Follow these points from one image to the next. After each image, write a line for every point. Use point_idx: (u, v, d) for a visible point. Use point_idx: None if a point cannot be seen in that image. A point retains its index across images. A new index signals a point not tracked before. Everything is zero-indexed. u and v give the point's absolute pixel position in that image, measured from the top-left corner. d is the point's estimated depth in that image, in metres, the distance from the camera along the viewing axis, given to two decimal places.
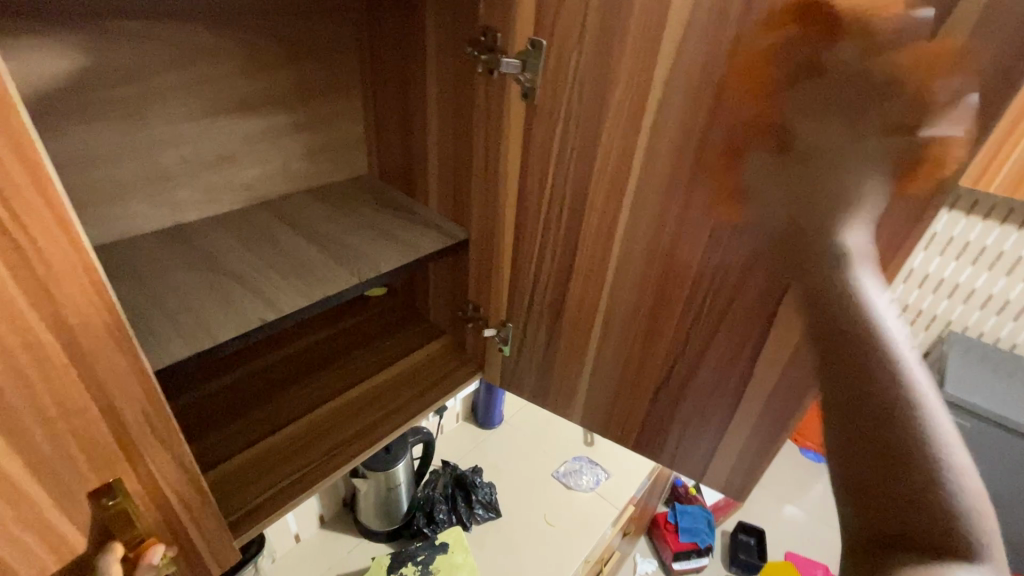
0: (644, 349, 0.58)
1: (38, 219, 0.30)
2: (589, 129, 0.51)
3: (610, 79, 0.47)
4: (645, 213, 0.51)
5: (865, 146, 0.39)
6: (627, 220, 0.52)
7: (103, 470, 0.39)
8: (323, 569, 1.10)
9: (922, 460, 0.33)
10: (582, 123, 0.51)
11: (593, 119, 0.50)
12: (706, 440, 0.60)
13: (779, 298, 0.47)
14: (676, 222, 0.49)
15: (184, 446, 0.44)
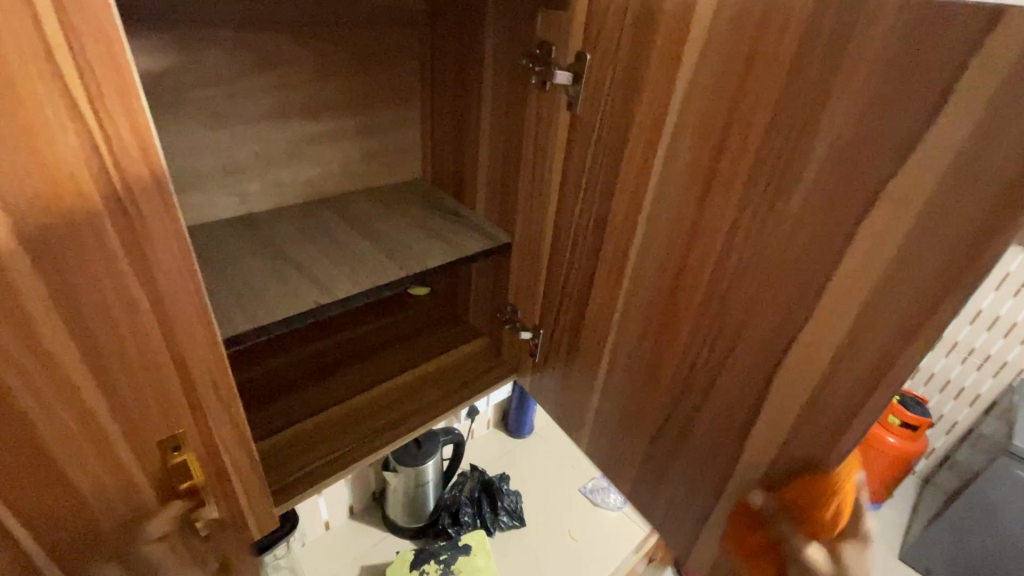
0: (646, 378, 0.55)
1: (142, 191, 0.34)
2: (613, 138, 0.51)
3: (634, 88, 0.47)
4: (657, 235, 0.49)
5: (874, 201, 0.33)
6: (641, 239, 0.51)
7: (171, 421, 0.43)
8: (350, 558, 1.13)
9: None
10: (608, 133, 0.51)
11: (618, 128, 0.50)
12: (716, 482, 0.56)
13: (779, 357, 0.42)
14: (684, 248, 0.47)
15: (239, 410, 0.48)
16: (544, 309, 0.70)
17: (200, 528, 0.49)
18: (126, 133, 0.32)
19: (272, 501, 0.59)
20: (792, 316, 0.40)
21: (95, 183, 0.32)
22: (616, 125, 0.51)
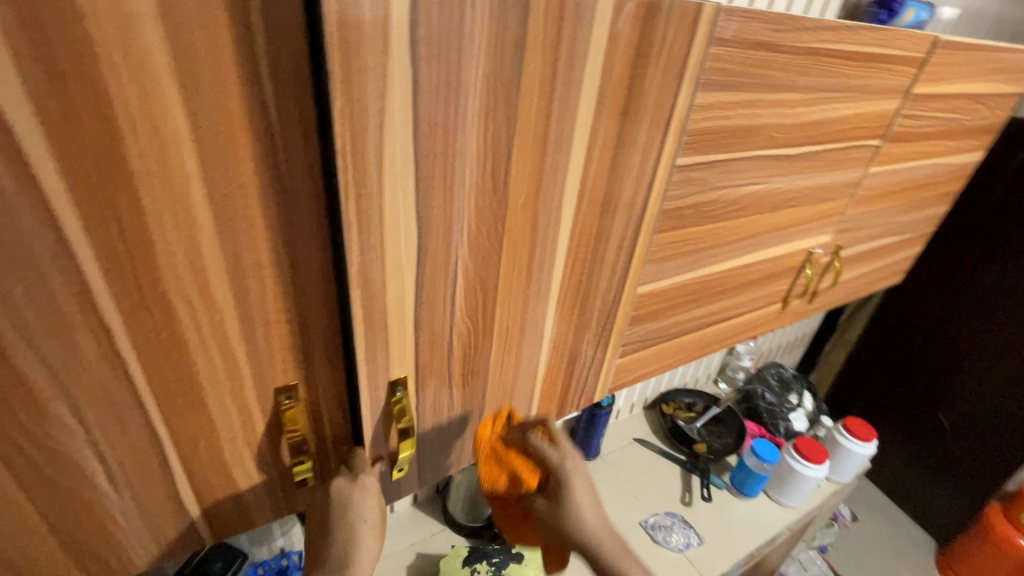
0: (594, 312, 0.69)
1: (296, 163, 0.40)
2: (636, 133, 0.56)
3: (615, 87, 0.51)
4: (605, 209, 0.59)
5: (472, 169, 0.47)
6: (623, 213, 0.61)
7: (289, 372, 0.50)
8: (408, 543, 1.18)
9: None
10: (638, 129, 0.55)
11: (627, 129, 0.55)
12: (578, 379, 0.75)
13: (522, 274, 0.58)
14: (597, 210, 0.59)
15: (343, 376, 0.54)
16: (606, 322, 0.71)
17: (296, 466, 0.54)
18: (293, 112, 0.38)
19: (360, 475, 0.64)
20: (575, 275, 0.62)
21: (264, 153, 0.38)
22: (629, 128, 0.55)
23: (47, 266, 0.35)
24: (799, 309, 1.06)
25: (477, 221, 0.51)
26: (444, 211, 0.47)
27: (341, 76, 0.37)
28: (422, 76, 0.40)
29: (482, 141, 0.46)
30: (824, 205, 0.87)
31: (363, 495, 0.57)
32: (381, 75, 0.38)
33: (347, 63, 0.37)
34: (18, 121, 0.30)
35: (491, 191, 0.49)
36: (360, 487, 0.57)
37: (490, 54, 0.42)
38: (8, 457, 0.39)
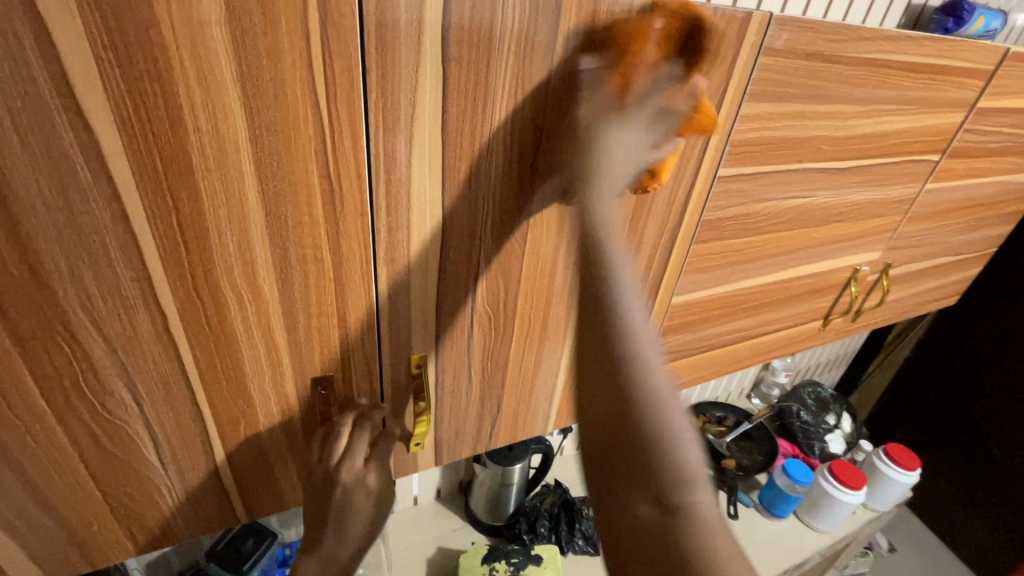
0: None
1: (343, 162, 0.41)
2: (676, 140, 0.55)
3: None
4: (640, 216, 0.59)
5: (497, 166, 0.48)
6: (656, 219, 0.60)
7: (325, 364, 0.52)
8: (429, 536, 1.20)
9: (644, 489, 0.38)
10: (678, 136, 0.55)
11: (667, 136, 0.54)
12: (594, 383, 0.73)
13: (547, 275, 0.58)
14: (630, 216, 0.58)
15: (375, 371, 0.55)
16: None
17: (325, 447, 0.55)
18: (343, 113, 0.40)
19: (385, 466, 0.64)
20: None
21: (314, 150, 0.40)
22: None
23: (114, 251, 0.37)
24: (842, 327, 1.02)
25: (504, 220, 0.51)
26: (468, 206, 0.49)
27: (377, 72, 0.39)
28: (453, 75, 0.42)
29: (509, 140, 0.47)
30: (873, 221, 0.83)
31: (366, 496, 0.56)
32: (413, 73, 0.40)
33: (381, 61, 0.39)
34: (96, 116, 0.33)
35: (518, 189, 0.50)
36: (367, 484, 0.56)
37: (520, 58, 0.43)
38: (69, 426, 0.42)
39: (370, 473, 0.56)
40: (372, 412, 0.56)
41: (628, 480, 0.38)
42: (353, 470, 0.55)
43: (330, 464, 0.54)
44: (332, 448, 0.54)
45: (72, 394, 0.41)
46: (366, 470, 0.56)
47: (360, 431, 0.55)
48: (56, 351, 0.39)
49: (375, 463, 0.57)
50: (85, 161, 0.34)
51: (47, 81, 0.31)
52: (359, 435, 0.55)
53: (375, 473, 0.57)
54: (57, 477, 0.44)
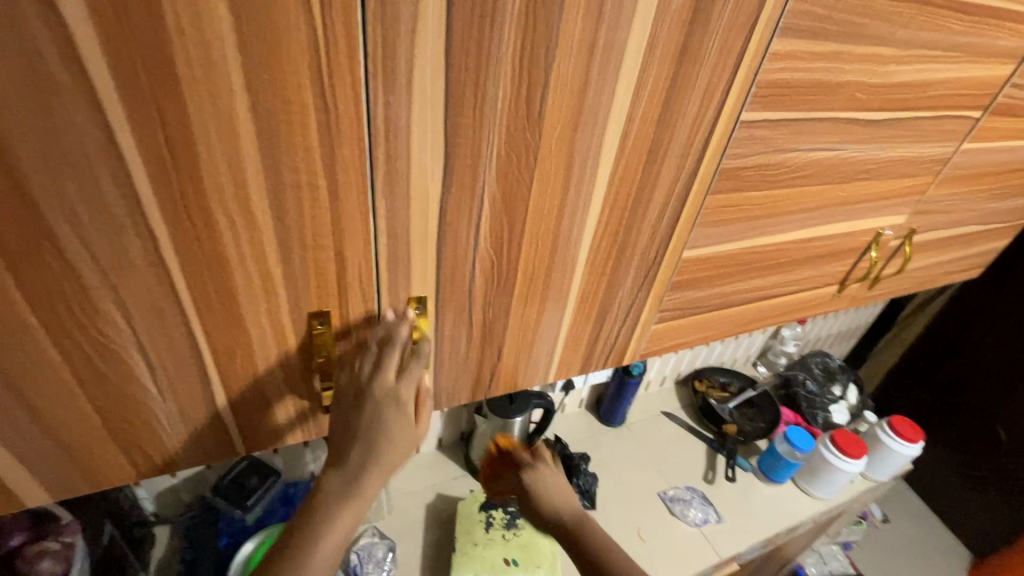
0: (631, 272, 0.67)
1: (339, 80, 0.39)
2: (697, 79, 0.51)
3: (677, 26, 0.47)
4: (652, 162, 0.56)
5: (503, 98, 0.45)
6: (669, 167, 0.57)
7: (322, 300, 0.51)
8: (429, 483, 1.22)
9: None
10: (699, 76, 0.51)
11: (686, 75, 0.51)
12: (600, 335, 0.72)
13: (553, 222, 0.56)
14: (642, 163, 0.55)
15: (374, 310, 0.54)
16: (643, 283, 0.69)
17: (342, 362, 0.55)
18: (338, 23, 0.37)
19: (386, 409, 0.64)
20: (611, 230, 0.60)
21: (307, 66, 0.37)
22: (687, 74, 0.51)
23: (98, 163, 0.36)
24: (857, 294, 0.99)
25: (509, 159, 0.49)
26: (472, 139, 0.46)
27: None
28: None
29: (518, 69, 0.44)
30: (902, 182, 0.79)
31: (396, 424, 0.54)
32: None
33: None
34: (70, 9, 0.30)
35: (527, 126, 0.48)
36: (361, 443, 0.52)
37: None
38: (63, 346, 0.42)
39: (400, 388, 0.54)
40: (401, 323, 0.54)
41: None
42: (380, 384, 0.53)
43: (360, 380, 0.54)
44: (362, 363, 0.54)
45: (63, 315, 0.40)
46: (396, 386, 0.54)
47: (391, 344, 0.53)
48: (43, 266, 0.38)
49: (410, 381, 0.55)
50: (62, 63, 0.32)
51: None
52: (392, 348, 0.53)
53: (405, 391, 0.54)
54: (53, 397, 0.44)
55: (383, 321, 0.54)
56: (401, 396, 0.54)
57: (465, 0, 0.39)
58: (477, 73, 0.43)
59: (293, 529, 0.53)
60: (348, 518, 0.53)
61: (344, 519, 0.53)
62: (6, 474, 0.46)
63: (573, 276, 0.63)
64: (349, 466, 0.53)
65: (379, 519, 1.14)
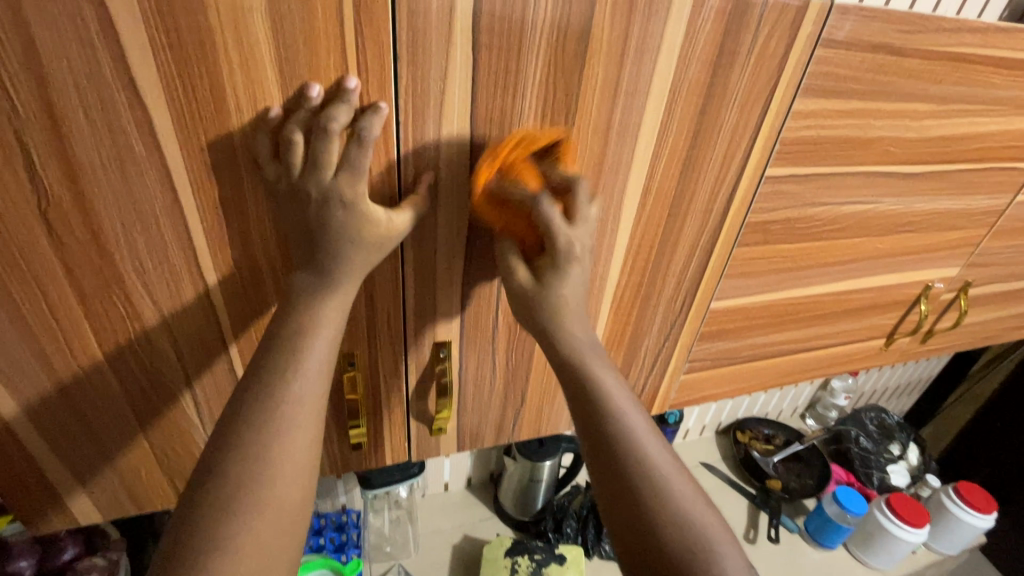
0: (657, 319, 0.66)
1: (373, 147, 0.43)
2: (719, 134, 0.53)
3: (694, 89, 0.49)
4: (675, 213, 0.57)
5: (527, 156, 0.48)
6: (692, 218, 0.58)
7: (354, 342, 0.53)
8: (456, 523, 1.22)
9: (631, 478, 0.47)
10: (721, 132, 0.52)
11: (707, 129, 0.52)
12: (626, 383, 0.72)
13: None
14: (663, 214, 0.56)
15: (402, 352, 0.56)
16: (670, 331, 0.68)
17: (355, 423, 0.57)
18: (374, 95, 0.41)
19: (409, 449, 0.66)
20: (635, 279, 0.61)
21: (345, 136, 0.41)
22: (709, 130, 0.52)
23: (162, 220, 0.41)
24: (908, 348, 0.93)
25: None
26: None
27: (409, 62, 0.40)
28: (482, 64, 0.42)
29: (539, 127, 0.47)
30: (952, 234, 0.75)
31: (348, 230, 0.42)
32: (442, 61, 0.41)
33: (412, 49, 0.40)
34: (149, 96, 0.36)
35: None
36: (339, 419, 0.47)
37: (552, 46, 0.43)
38: (121, 375, 0.47)
39: (344, 189, 0.41)
40: (367, 119, 0.40)
41: (632, 529, 0.45)
42: (320, 184, 0.41)
43: (293, 176, 0.41)
44: (289, 156, 0.40)
45: (123, 347, 0.46)
46: (340, 185, 0.41)
47: (321, 135, 0.39)
48: (110, 307, 0.43)
49: (353, 179, 0.41)
50: (139, 136, 0.37)
51: (109, 63, 0.34)
52: (324, 137, 0.39)
53: (354, 190, 0.42)
54: (110, 421, 0.49)
55: (304, 108, 0.40)
56: (346, 193, 0.42)
57: (490, 73, 0.42)
58: (502, 134, 0.46)
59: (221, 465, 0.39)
60: (286, 410, 0.41)
61: (285, 420, 0.41)
62: (63, 489, 0.51)
63: (598, 323, 0.63)
64: (276, 365, 0.42)
65: (405, 556, 1.14)
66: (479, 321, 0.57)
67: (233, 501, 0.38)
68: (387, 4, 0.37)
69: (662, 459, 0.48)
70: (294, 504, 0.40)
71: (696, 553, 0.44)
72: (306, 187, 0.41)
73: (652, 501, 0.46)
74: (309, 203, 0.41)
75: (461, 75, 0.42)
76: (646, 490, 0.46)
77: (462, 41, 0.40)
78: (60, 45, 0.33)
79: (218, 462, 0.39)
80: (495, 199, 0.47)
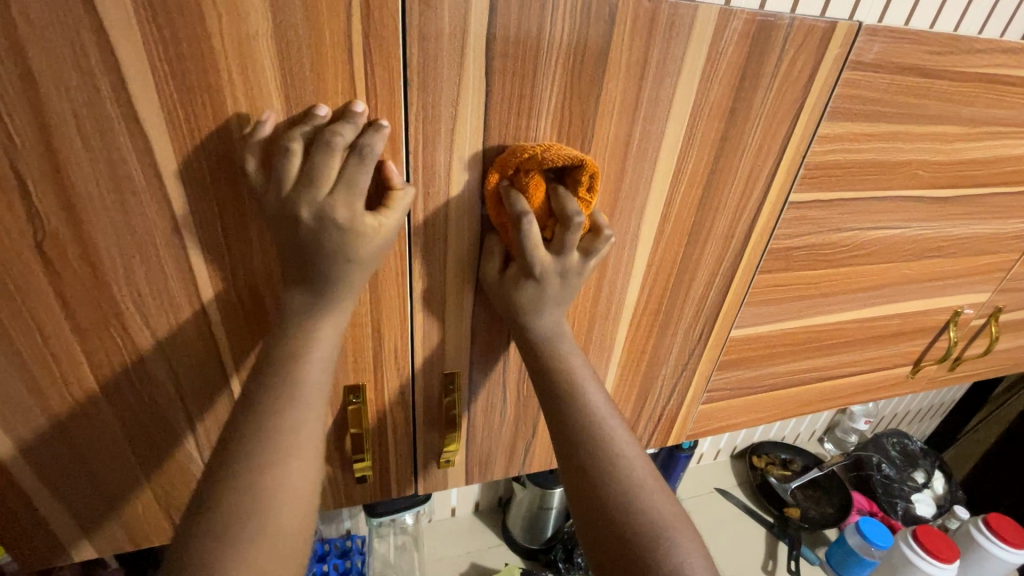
0: (674, 347, 0.64)
1: (381, 172, 0.41)
2: (741, 157, 0.50)
3: (716, 112, 0.47)
4: (694, 239, 0.55)
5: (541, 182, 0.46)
6: (711, 244, 0.56)
7: (359, 373, 0.51)
8: (463, 550, 1.18)
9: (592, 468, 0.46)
10: (743, 155, 0.50)
11: (728, 153, 0.50)
12: (642, 413, 0.69)
13: (591, 298, 0.55)
14: (681, 240, 0.54)
15: (409, 383, 0.54)
16: (687, 359, 0.66)
17: (360, 458, 0.54)
18: (383, 122, 0.39)
19: (415, 482, 0.63)
20: (651, 306, 0.58)
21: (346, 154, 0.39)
22: (730, 154, 0.50)
23: (162, 250, 0.39)
24: (935, 376, 0.89)
25: None
26: None
27: (420, 88, 0.39)
28: (496, 89, 0.40)
29: None
30: (982, 259, 0.72)
31: (343, 251, 0.40)
32: (454, 86, 0.39)
33: (422, 74, 0.38)
34: (150, 123, 0.34)
35: None
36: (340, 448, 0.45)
37: (568, 71, 0.41)
38: (117, 408, 0.45)
39: (339, 210, 0.39)
40: (368, 136, 0.38)
41: (588, 508, 0.46)
42: (315, 203, 0.38)
43: (285, 191, 0.38)
44: (282, 170, 0.37)
45: (120, 380, 0.44)
46: (336, 205, 0.38)
47: (324, 150, 0.37)
48: (108, 340, 0.42)
49: (349, 199, 0.39)
50: (139, 165, 0.36)
51: (109, 91, 0.33)
52: (323, 153, 0.37)
53: (349, 211, 0.39)
54: (106, 458, 0.47)
55: (305, 124, 0.37)
56: (338, 213, 0.39)
57: (503, 98, 0.41)
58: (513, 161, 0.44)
59: (214, 508, 0.36)
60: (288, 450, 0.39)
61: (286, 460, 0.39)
62: (57, 527, 0.49)
63: (613, 352, 0.60)
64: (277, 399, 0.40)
65: None
66: (490, 350, 0.55)
67: (226, 549, 0.35)
68: (397, 30, 0.36)
69: (623, 439, 0.48)
70: (291, 551, 0.38)
71: (647, 531, 0.44)
72: (297, 204, 0.38)
73: (608, 475, 0.46)
74: (301, 221, 0.39)
75: (473, 100, 0.40)
76: (601, 467, 0.46)
77: (474, 65, 0.39)
78: (59, 73, 0.32)
79: (212, 505, 0.37)
80: (496, 196, 0.44)
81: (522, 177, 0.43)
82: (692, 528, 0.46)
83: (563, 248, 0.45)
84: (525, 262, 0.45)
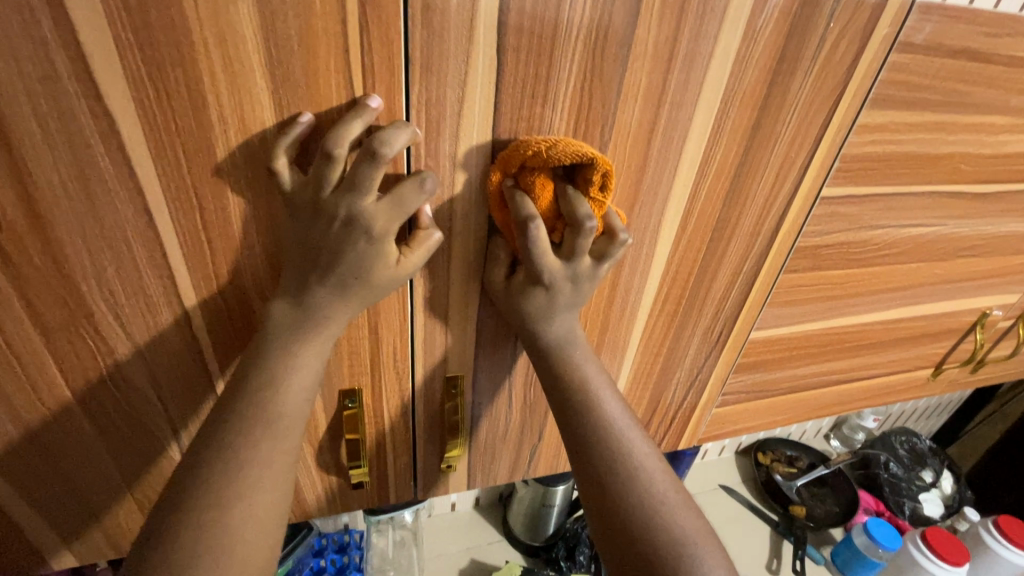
0: (690, 349, 0.60)
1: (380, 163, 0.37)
2: (773, 148, 0.46)
3: (748, 100, 0.42)
4: (718, 237, 0.51)
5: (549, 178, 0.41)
6: (735, 241, 0.52)
7: (355, 378, 0.47)
8: (463, 547, 1.16)
9: (610, 482, 0.43)
10: (776, 147, 0.46)
11: (760, 143, 0.45)
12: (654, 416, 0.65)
13: (605, 301, 0.51)
14: (703, 238, 0.50)
15: (409, 388, 0.50)
16: (703, 361, 0.62)
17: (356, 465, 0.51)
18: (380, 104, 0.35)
19: (414, 488, 0.60)
20: (669, 308, 0.55)
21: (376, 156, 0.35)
22: (761, 144, 0.46)
23: (136, 246, 0.36)
24: (955, 378, 0.86)
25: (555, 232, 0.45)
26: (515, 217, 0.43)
27: (423, 67, 0.34)
28: (508, 69, 0.36)
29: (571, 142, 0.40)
30: (1017, 259, 0.68)
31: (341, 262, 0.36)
32: (462, 65, 0.35)
33: (426, 50, 0.34)
34: (116, 104, 0.30)
35: None
36: None
37: (589, 51, 0.37)
38: (93, 416, 0.41)
39: (375, 220, 0.35)
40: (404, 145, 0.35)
41: (606, 525, 0.42)
42: (351, 207, 0.35)
43: (322, 193, 0.35)
44: (325, 173, 0.34)
45: (94, 385, 0.40)
46: (375, 216, 0.35)
47: (369, 157, 0.33)
48: (80, 343, 0.38)
49: (393, 212, 0.36)
50: (106, 151, 0.32)
51: (68, 67, 0.29)
52: (374, 163, 0.34)
53: (385, 225, 0.36)
54: (85, 466, 0.44)
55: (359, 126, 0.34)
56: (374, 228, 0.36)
57: (515, 81, 0.36)
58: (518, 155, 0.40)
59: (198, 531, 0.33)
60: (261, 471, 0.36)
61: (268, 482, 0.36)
62: (37, 539, 0.46)
63: (625, 356, 0.57)
64: (263, 410, 0.37)
65: None
66: (497, 353, 0.51)
67: None
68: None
69: (643, 451, 0.45)
70: None
71: (671, 552, 0.40)
72: (334, 210, 0.35)
73: (625, 489, 0.43)
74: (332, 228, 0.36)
75: (483, 83, 0.36)
76: (620, 482, 0.43)
77: (484, 42, 0.34)
78: (8, 45, 0.27)
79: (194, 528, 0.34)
80: (498, 197, 0.40)
81: (528, 176, 0.39)
82: (718, 547, 0.42)
83: (573, 254, 0.41)
84: (531, 269, 0.41)
